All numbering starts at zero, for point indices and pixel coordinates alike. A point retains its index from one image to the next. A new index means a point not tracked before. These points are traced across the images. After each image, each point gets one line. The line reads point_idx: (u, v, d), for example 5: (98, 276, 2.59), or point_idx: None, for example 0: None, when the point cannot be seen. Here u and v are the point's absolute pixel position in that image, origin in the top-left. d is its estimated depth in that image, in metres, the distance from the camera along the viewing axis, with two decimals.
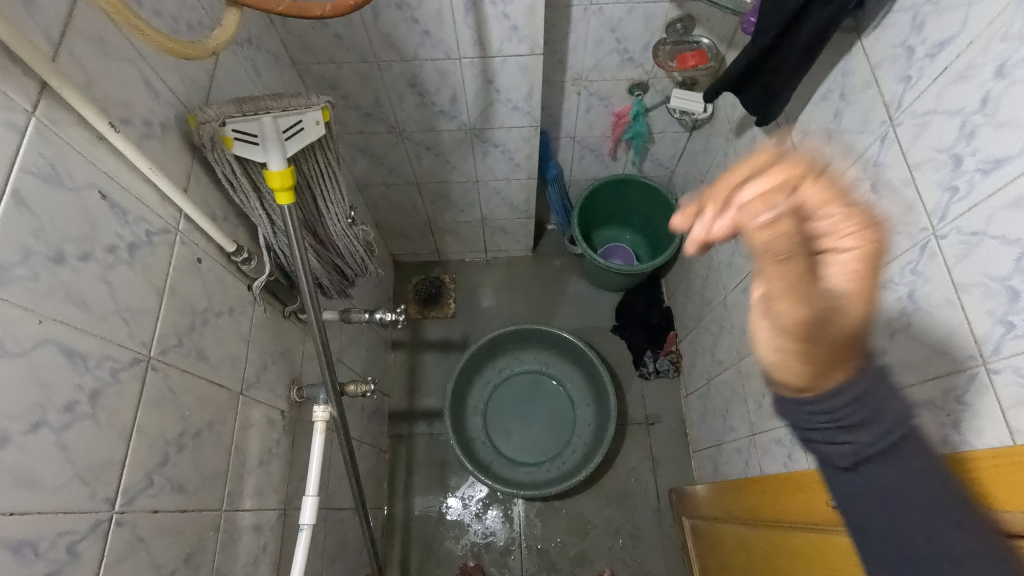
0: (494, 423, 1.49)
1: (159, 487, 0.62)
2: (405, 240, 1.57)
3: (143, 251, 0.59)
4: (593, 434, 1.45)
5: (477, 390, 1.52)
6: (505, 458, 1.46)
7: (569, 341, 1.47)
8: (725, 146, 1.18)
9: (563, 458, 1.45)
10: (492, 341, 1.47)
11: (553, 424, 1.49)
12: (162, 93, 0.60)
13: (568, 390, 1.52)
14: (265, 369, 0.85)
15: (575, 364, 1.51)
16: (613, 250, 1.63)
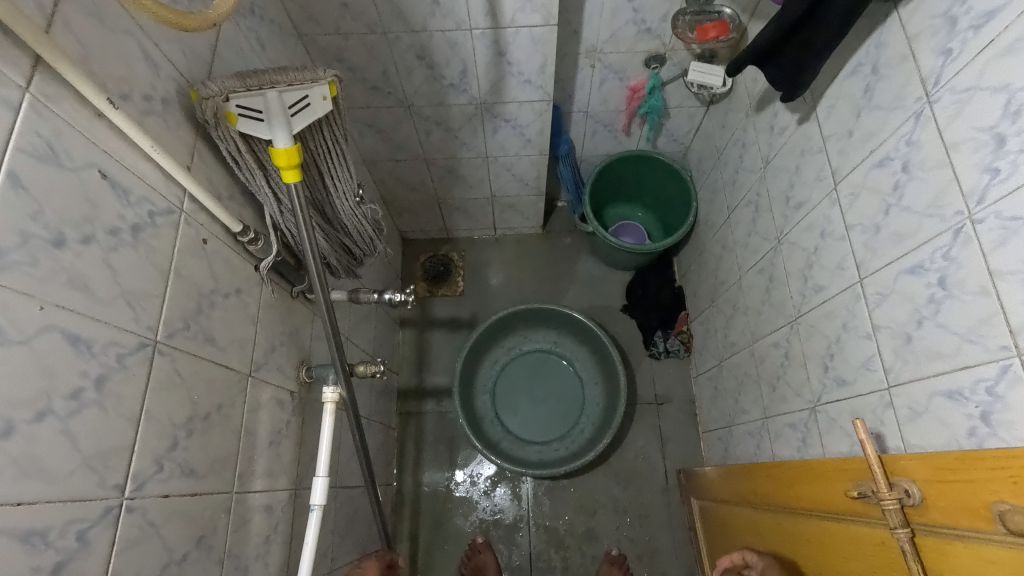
0: (503, 401, 1.49)
1: (169, 472, 0.60)
2: (413, 217, 1.55)
3: (147, 232, 0.56)
4: (602, 414, 1.45)
5: (486, 368, 1.52)
6: (513, 436, 1.46)
7: (578, 320, 1.45)
8: (744, 122, 1.14)
9: (571, 438, 1.45)
10: (501, 319, 1.46)
11: (562, 403, 1.49)
12: (162, 66, 0.57)
13: (578, 369, 1.51)
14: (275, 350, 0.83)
15: (584, 343, 1.50)
16: (624, 229, 1.60)
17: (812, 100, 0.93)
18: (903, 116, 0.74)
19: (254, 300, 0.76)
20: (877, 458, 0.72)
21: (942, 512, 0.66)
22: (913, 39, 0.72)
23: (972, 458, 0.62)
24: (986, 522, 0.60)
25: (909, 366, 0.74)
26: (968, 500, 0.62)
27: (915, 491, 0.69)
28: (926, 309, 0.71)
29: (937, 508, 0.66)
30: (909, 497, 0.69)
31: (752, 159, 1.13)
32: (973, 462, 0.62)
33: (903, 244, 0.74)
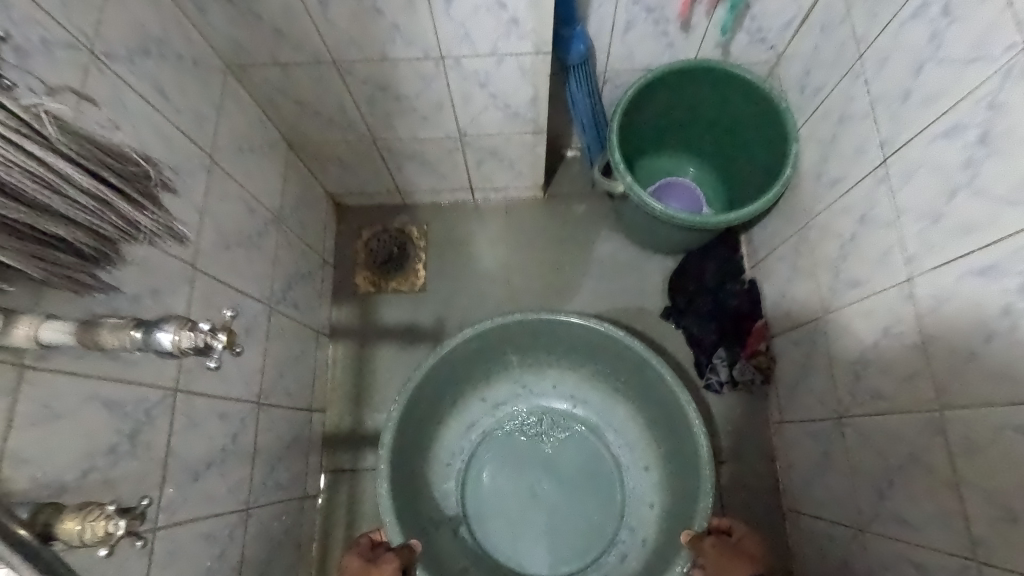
0: (479, 498, 0.89)
1: None
2: (347, 172, 1.01)
3: None
4: (656, 524, 0.85)
5: (453, 439, 0.92)
6: (496, 563, 0.86)
7: (616, 351, 0.85)
8: (845, 82, 0.72)
9: (601, 569, 0.85)
10: (481, 343, 0.86)
11: (583, 488, 0.90)
12: None
13: (609, 443, 0.92)
14: (75, 488, 0.47)
15: (624, 391, 0.91)
16: (669, 188, 1.06)
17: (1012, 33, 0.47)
18: None
19: None
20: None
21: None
22: None
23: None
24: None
25: None
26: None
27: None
28: None
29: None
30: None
31: (857, 135, 0.71)
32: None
33: None
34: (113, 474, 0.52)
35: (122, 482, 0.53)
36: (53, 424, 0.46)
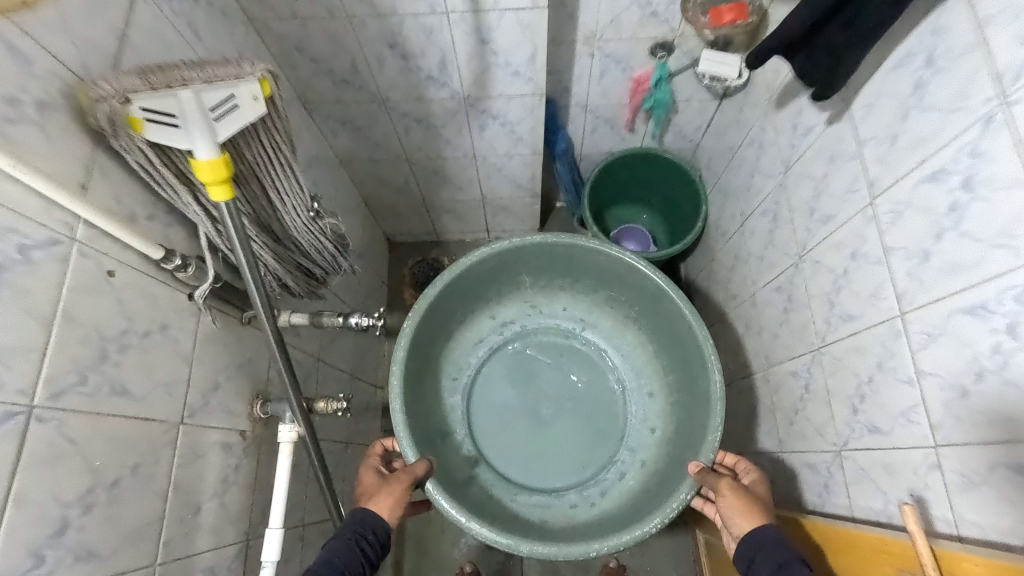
0: (483, 412, 0.86)
1: (56, 562, 0.45)
2: (386, 187, 1.25)
3: (17, 274, 0.42)
4: (657, 448, 0.82)
5: (460, 354, 0.89)
6: (496, 475, 0.82)
7: (634, 278, 0.81)
8: (762, 120, 0.96)
9: (599, 488, 0.82)
10: (496, 260, 0.81)
11: (587, 415, 0.86)
12: (34, 60, 0.43)
13: (615, 367, 0.89)
14: (217, 388, 0.69)
15: (637, 317, 0.87)
16: (629, 233, 1.43)
17: (841, 97, 0.71)
18: (963, 123, 0.51)
19: (188, 336, 0.63)
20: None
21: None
22: (980, 25, 0.49)
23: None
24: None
25: (961, 424, 0.54)
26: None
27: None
28: (987, 359, 0.51)
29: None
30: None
31: (768, 161, 0.94)
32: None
33: (954, 279, 0.53)
34: (236, 386, 0.73)
35: (240, 393, 0.74)
36: (210, 343, 0.67)
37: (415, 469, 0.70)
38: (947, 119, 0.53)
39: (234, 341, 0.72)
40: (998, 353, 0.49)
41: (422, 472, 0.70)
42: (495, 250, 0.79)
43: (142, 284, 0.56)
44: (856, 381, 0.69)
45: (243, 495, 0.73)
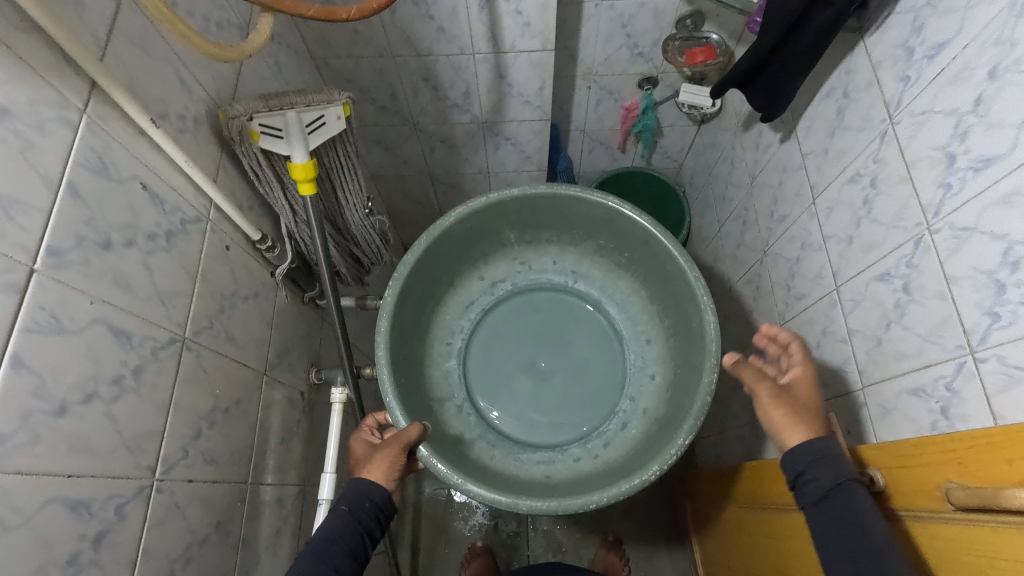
0: (478, 377, 0.86)
1: (193, 458, 0.60)
2: (408, 199, 1.43)
3: (179, 238, 0.58)
4: (658, 394, 0.83)
5: (451, 319, 0.90)
6: (497, 436, 0.82)
7: (620, 224, 0.82)
8: (732, 141, 1.14)
9: (602, 440, 0.82)
10: (477, 219, 0.82)
11: (584, 368, 0.87)
12: (194, 89, 0.61)
13: (611, 316, 0.90)
14: (286, 352, 0.83)
15: (629, 264, 0.88)
16: None
17: (788, 121, 0.89)
18: (870, 137, 0.69)
19: (269, 305, 0.78)
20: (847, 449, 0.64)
21: (906, 497, 0.57)
22: (876, 67, 0.67)
23: (927, 443, 0.55)
24: (938, 501, 0.53)
25: (880, 366, 0.67)
26: (927, 481, 0.55)
27: (880, 477, 0.60)
28: (893, 312, 0.65)
29: (899, 493, 0.58)
30: (875, 484, 0.61)
31: (737, 174, 1.12)
32: (929, 447, 0.55)
33: (869, 252, 0.69)
34: (297, 353, 0.87)
35: (300, 360, 0.88)
36: (282, 314, 0.82)
37: (407, 432, 0.67)
38: (864, 133, 0.70)
39: (297, 316, 0.87)
40: (899, 310, 0.64)
41: (416, 435, 0.67)
42: (473, 207, 0.80)
43: (244, 259, 0.71)
44: (807, 347, 0.84)
45: (302, 446, 0.87)
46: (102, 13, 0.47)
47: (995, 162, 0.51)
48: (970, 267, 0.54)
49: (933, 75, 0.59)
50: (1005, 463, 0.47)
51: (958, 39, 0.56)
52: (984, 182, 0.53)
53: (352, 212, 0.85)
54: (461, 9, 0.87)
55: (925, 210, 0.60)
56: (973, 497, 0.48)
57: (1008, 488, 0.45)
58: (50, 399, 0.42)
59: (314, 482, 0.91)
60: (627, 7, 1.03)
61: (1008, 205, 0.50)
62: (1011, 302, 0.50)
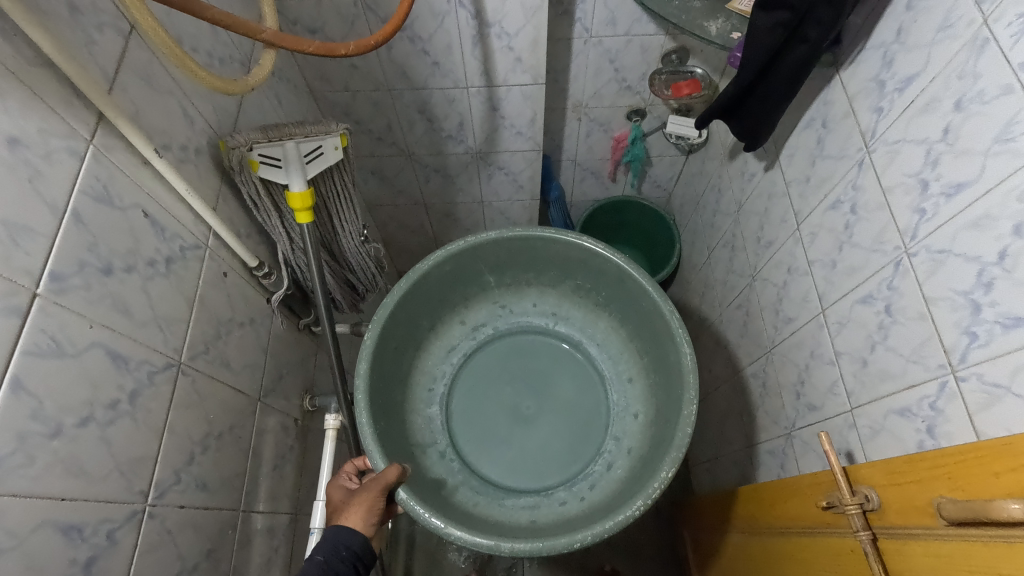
0: (460, 422, 0.86)
1: (186, 484, 0.60)
2: (403, 228, 1.45)
3: (178, 264, 0.59)
4: (641, 432, 0.83)
5: (433, 364, 0.90)
6: (481, 482, 0.81)
7: (594, 264, 0.85)
8: (719, 169, 1.17)
9: (588, 481, 0.81)
10: (456, 261, 0.84)
11: (566, 410, 0.87)
12: (197, 121, 0.63)
13: (592, 356, 0.91)
14: (280, 378, 0.84)
15: (607, 303, 0.90)
16: None
17: (772, 150, 0.92)
18: (848, 165, 0.72)
19: (265, 331, 0.79)
20: (840, 467, 0.64)
21: (899, 515, 0.58)
22: (852, 99, 0.71)
23: (918, 460, 0.56)
24: (931, 517, 0.54)
25: (867, 387, 0.69)
26: (918, 498, 0.55)
27: (874, 495, 0.61)
28: (877, 334, 0.67)
29: (893, 511, 0.58)
30: (869, 503, 0.61)
31: (724, 202, 1.15)
32: (919, 463, 0.56)
33: (852, 275, 0.71)
34: (291, 380, 0.88)
35: (294, 387, 0.89)
36: (277, 340, 0.83)
37: (386, 474, 0.67)
38: (842, 162, 0.73)
39: (292, 342, 0.88)
40: (882, 330, 0.66)
41: (394, 477, 0.66)
42: (452, 249, 0.82)
43: (241, 286, 0.72)
44: (796, 369, 0.85)
45: (294, 473, 0.86)
46: (111, 50, 0.50)
47: (965, 187, 0.54)
48: (947, 289, 0.56)
49: (902, 106, 0.62)
50: (993, 476, 0.48)
51: (925, 73, 0.59)
52: (957, 206, 0.55)
53: (347, 240, 0.87)
54: (455, 45, 0.91)
55: (902, 234, 0.62)
56: (963, 510, 0.48)
57: (997, 499, 0.46)
58: (47, 420, 0.43)
59: (306, 511, 0.90)
60: (614, 43, 1.07)
61: (978, 227, 0.52)
62: (987, 321, 0.52)
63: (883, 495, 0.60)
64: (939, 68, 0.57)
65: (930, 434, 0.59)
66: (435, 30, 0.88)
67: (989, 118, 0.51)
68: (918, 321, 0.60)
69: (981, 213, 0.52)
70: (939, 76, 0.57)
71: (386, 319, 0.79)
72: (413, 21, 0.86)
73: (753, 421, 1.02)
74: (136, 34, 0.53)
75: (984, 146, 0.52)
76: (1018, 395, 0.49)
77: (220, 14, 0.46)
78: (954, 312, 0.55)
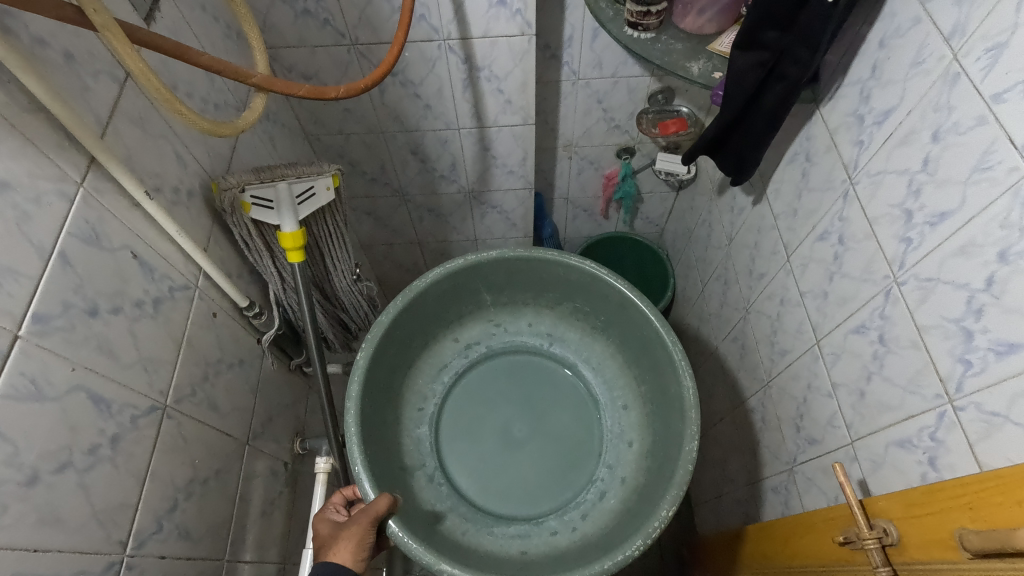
0: (450, 443, 0.83)
1: (167, 533, 0.57)
2: (398, 267, 1.46)
3: (166, 305, 0.59)
4: (636, 462, 0.81)
5: (424, 382, 0.88)
6: (469, 508, 0.79)
7: (596, 288, 0.85)
8: (709, 205, 1.19)
9: (580, 511, 0.79)
10: (452, 280, 0.84)
11: (560, 434, 0.85)
12: (189, 164, 0.64)
13: (588, 380, 0.90)
14: (270, 420, 0.82)
15: (604, 327, 0.89)
16: None
17: (759, 184, 0.94)
18: (833, 197, 0.73)
19: (255, 372, 0.78)
20: (858, 501, 0.62)
21: (920, 549, 0.56)
22: (833, 133, 0.72)
23: (939, 490, 0.55)
24: (955, 550, 0.52)
25: (867, 419, 0.67)
26: (939, 530, 0.54)
27: (892, 529, 0.59)
28: (872, 364, 0.66)
29: (913, 545, 0.57)
30: (888, 537, 0.60)
31: (715, 237, 1.16)
32: (938, 493, 0.54)
33: (844, 306, 0.71)
34: (281, 422, 0.86)
35: (284, 429, 0.87)
36: (267, 381, 0.82)
37: (375, 505, 0.65)
38: (828, 193, 0.74)
39: (283, 383, 0.87)
40: (877, 360, 0.65)
41: (384, 508, 0.65)
42: (450, 269, 0.82)
43: (230, 326, 0.72)
44: (794, 403, 0.84)
45: (283, 520, 0.83)
46: (105, 96, 0.51)
47: (950, 216, 0.54)
48: (939, 316, 0.56)
49: (882, 139, 0.63)
50: (1015, 505, 0.47)
51: (901, 107, 0.60)
52: (942, 235, 0.55)
53: (341, 277, 0.87)
54: (446, 89, 0.94)
55: (891, 263, 0.62)
56: (989, 540, 0.47)
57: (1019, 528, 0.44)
58: (22, 468, 0.42)
59: (294, 560, 0.86)
60: (602, 85, 1.10)
61: (965, 254, 0.53)
62: (981, 348, 0.52)
63: (904, 529, 0.58)
64: (915, 101, 0.58)
65: (932, 465, 0.58)
66: (426, 74, 0.91)
67: (967, 148, 0.52)
68: (912, 351, 0.60)
69: (968, 240, 0.52)
70: (916, 108, 0.58)
71: (380, 341, 0.78)
72: (405, 66, 0.89)
73: (755, 456, 1.00)
74: (132, 81, 0.55)
75: (964, 175, 0.53)
76: (1017, 423, 0.48)
77: (212, 60, 0.47)
78: (948, 340, 0.55)
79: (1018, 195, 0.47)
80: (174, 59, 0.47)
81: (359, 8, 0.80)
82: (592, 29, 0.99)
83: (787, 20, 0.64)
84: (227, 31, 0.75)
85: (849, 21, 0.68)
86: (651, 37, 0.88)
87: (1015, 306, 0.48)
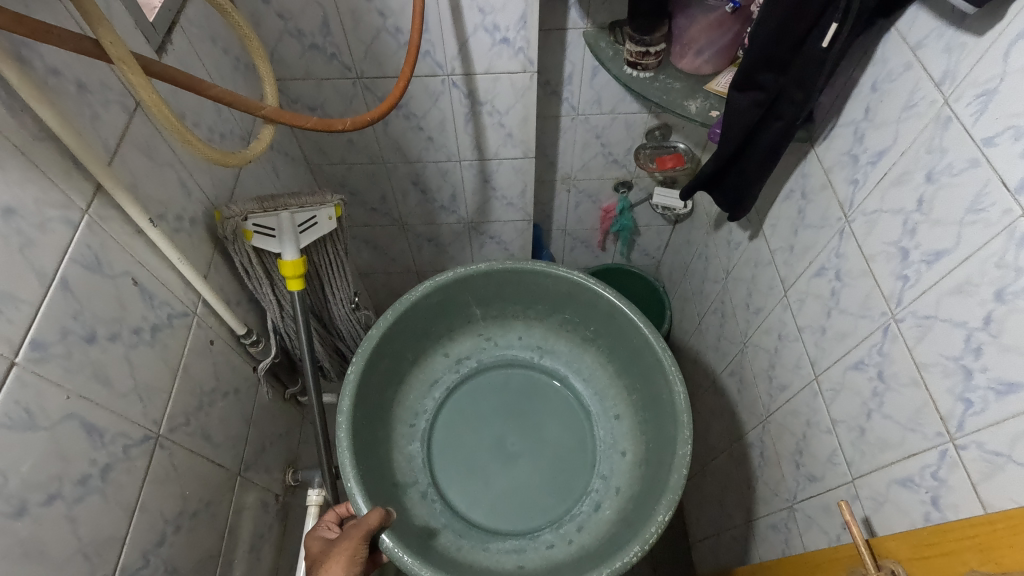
0: (442, 459, 0.82)
1: (154, 568, 0.56)
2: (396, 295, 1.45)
3: (163, 332, 0.58)
4: (630, 471, 0.80)
5: (415, 398, 0.87)
6: (464, 524, 0.77)
7: (585, 298, 0.85)
8: (706, 238, 1.20)
9: (575, 523, 0.77)
10: (442, 293, 0.84)
11: (553, 447, 0.83)
12: (193, 191, 0.64)
13: (578, 392, 0.89)
14: (262, 450, 0.80)
15: (594, 338, 0.89)
16: None
17: (755, 220, 0.95)
18: (829, 234, 0.74)
19: (249, 401, 0.77)
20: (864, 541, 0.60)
21: None
22: (828, 171, 0.74)
23: (946, 531, 0.54)
24: None
25: (867, 456, 0.67)
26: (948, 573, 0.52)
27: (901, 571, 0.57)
28: (872, 401, 0.66)
29: None
30: None
31: (711, 270, 1.18)
32: (948, 534, 0.54)
33: (842, 341, 0.71)
34: (273, 452, 0.84)
35: (276, 459, 0.85)
36: (261, 410, 0.81)
37: (368, 519, 0.63)
38: (824, 230, 0.74)
39: (277, 412, 0.85)
40: (877, 396, 0.65)
41: (377, 522, 0.63)
42: (439, 282, 0.82)
43: (227, 354, 0.71)
44: (793, 439, 0.83)
45: (271, 555, 0.80)
46: (114, 124, 0.52)
47: (947, 254, 0.55)
48: (937, 353, 0.56)
49: (877, 176, 0.65)
50: None
51: (894, 147, 0.62)
52: (939, 272, 0.56)
53: (340, 303, 0.87)
54: (449, 122, 0.95)
55: (889, 300, 0.63)
56: None
57: None
58: (10, 499, 0.40)
59: None
60: (601, 121, 1.13)
61: (963, 292, 0.53)
62: (981, 386, 0.52)
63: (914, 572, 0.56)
64: (908, 141, 0.60)
65: (935, 505, 0.57)
66: (429, 107, 0.92)
67: (960, 188, 0.53)
68: (911, 389, 0.60)
69: (967, 276, 0.53)
70: (909, 148, 0.60)
71: (371, 353, 0.77)
72: (409, 100, 0.91)
73: (754, 492, 0.98)
74: (141, 110, 0.56)
75: (958, 214, 0.54)
76: (1020, 463, 0.48)
77: (223, 92, 0.48)
78: (947, 377, 0.55)
79: (1012, 236, 0.48)
80: (186, 92, 0.48)
81: (366, 44, 0.82)
82: (592, 68, 1.01)
83: (783, 62, 0.66)
84: (237, 63, 0.76)
85: (841, 66, 0.70)
86: (649, 76, 0.91)
87: (1013, 345, 0.48)
